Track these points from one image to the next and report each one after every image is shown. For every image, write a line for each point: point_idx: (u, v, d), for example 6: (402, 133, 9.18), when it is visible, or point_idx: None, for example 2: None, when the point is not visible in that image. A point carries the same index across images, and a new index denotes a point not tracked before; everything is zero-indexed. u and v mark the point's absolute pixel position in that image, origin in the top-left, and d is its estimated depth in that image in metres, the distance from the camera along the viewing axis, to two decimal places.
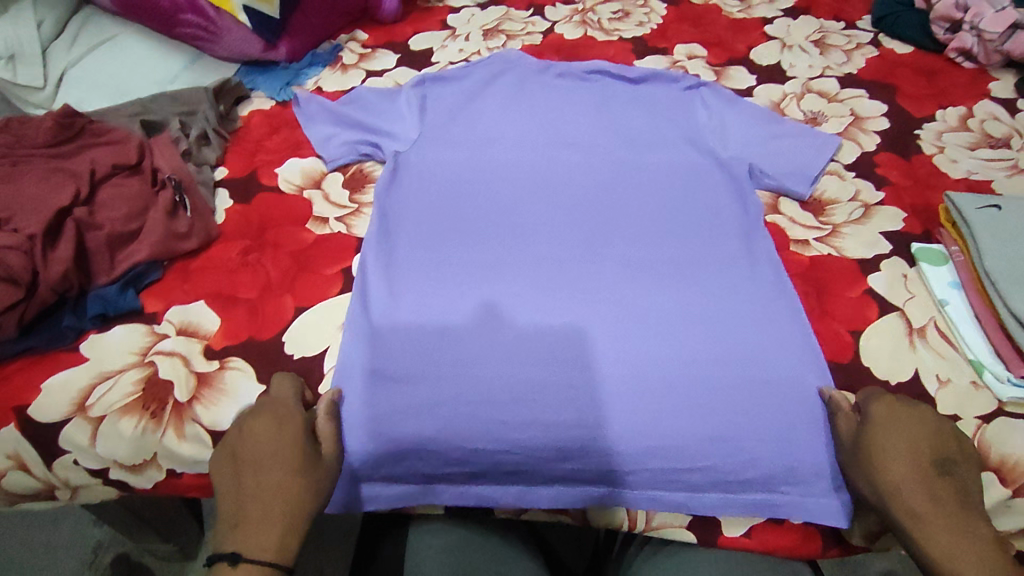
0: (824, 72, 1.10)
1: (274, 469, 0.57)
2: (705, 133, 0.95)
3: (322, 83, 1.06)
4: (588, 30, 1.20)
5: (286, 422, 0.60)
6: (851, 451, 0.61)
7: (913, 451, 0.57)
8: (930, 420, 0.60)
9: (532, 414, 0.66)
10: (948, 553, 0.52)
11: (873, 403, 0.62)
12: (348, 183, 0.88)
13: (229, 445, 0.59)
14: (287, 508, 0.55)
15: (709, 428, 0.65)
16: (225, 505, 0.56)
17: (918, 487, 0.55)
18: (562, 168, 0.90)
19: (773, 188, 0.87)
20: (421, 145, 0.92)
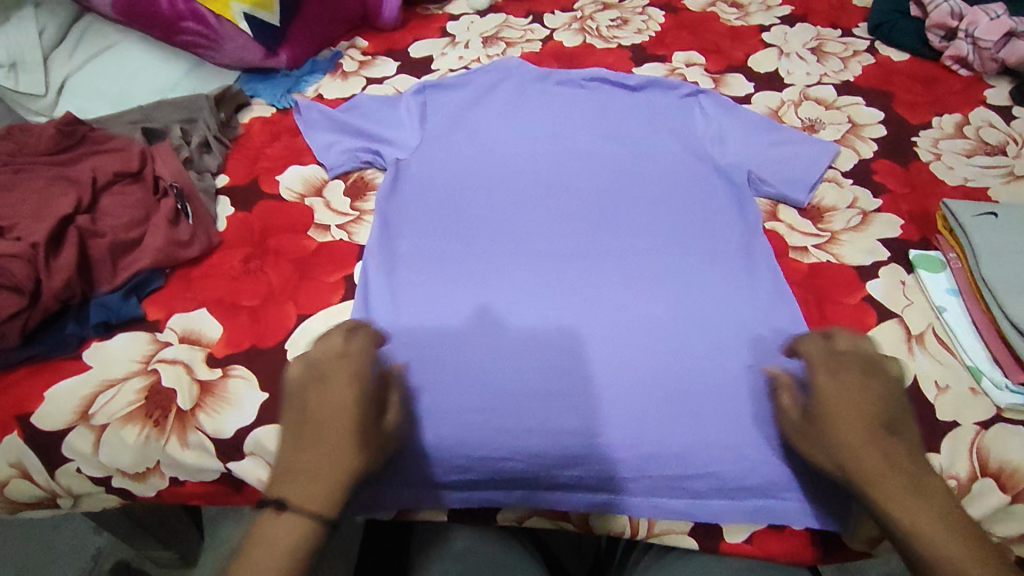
0: (821, 80, 1.11)
1: (336, 429, 0.55)
2: (704, 140, 0.96)
3: (322, 90, 1.07)
4: (587, 37, 1.21)
5: (348, 381, 0.57)
6: (796, 421, 0.61)
7: (856, 408, 0.56)
8: (870, 373, 0.59)
9: (535, 421, 0.67)
10: (898, 506, 0.52)
11: (817, 373, 0.61)
12: (349, 191, 0.88)
13: (298, 392, 0.57)
14: (335, 469, 0.54)
15: (711, 434, 0.66)
16: (283, 448, 0.56)
17: (864, 445, 0.55)
18: (563, 174, 0.91)
19: (771, 195, 0.88)
20: (423, 152, 0.92)
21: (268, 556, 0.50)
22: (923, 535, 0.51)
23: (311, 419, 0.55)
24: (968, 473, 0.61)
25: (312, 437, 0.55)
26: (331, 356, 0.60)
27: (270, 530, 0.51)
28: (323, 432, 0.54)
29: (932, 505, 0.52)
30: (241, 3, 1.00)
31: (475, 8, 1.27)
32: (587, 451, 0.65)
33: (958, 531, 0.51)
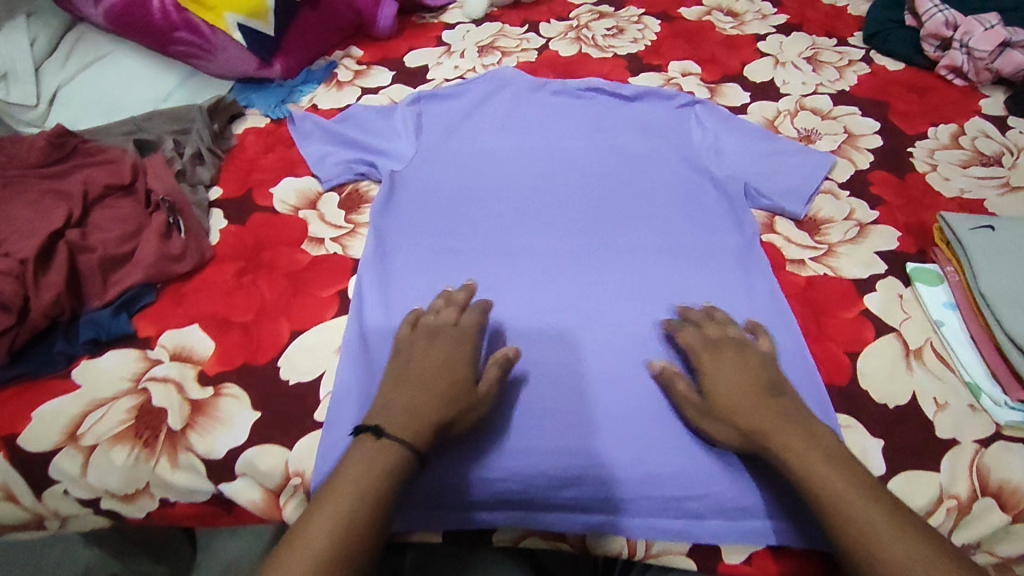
0: (817, 89, 1.11)
1: (432, 376, 0.61)
2: (700, 151, 0.96)
3: (317, 100, 1.06)
4: (583, 46, 1.21)
5: (457, 345, 0.65)
6: (699, 404, 0.64)
7: (740, 383, 0.63)
8: (743, 348, 0.66)
9: (534, 436, 0.67)
10: (793, 456, 0.56)
11: (699, 357, 0.67)
12: (343, 204, 0.88)
13: (405, 349, 0.65)
14: (432, 411, 0.58)
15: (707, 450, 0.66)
16: (380, 395, 0.61)
17: (755, 412, 0.60)
18: (559, 185, 0.91)
19: (767, 207, 0.88)
20: (417, 164, 0.92)
21: (363, 472, 0.53)
22: (822, 482, 0.54)
23: (416, 370, 0.62)
24: (968, 492, 0.60)
25: (412, 381, 0.61)
26: (442, 322, 0.67)
27: (366, 451, 0.54)
28: (432, 379, 0.61)
29: (825, 451, 0.56)
30: (234, 13, 0.99)
31: (471, 17, 1.27)
32: (586, 466, 0.65)
33: (851, 474, 0.54)
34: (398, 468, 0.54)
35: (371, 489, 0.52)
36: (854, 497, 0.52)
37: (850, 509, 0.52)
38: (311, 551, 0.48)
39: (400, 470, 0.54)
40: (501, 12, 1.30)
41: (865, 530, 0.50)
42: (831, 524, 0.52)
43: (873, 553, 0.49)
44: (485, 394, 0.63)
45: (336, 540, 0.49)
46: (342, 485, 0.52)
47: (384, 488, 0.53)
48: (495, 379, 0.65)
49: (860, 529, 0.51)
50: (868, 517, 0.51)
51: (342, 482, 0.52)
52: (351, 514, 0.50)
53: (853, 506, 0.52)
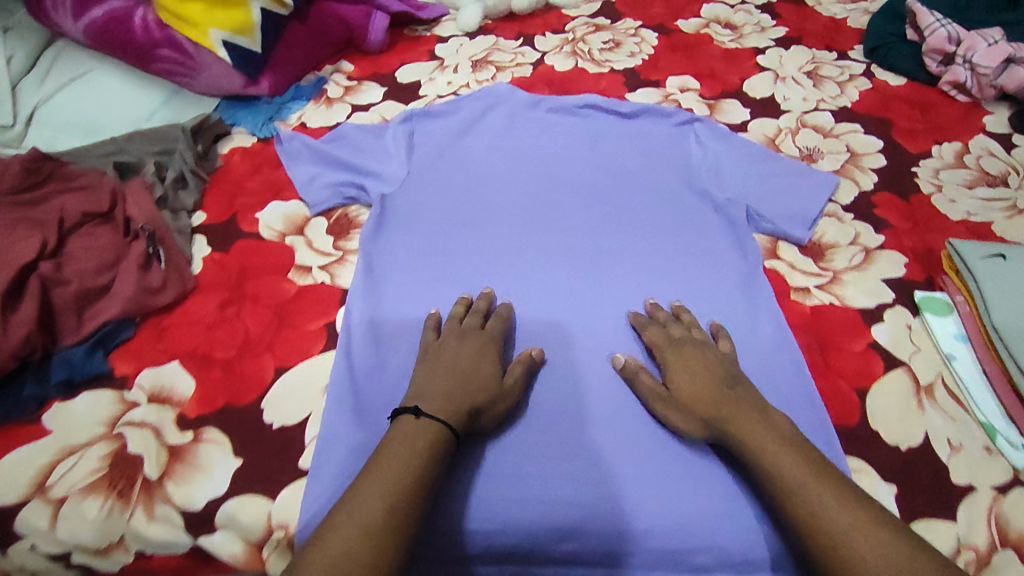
0: (818, 105, 1.09)
1: (464, 367, 0.66)
2: (700, 171, 0.93)
3: (306, 118, 1.03)
4: (579, 61, 1.18)
5: (483, 341, 0.69)
6: (664, 396, 0.67)
7: (700, 375, 0.66)
8: (703, 344, 0.69)
9: (535, 466, 0.66)
10: (748, 438, 0.59)
11: (663, 352, 0.70)
12: (332, 229, 0.84)
13: (434, 344, 0.69)
14: (466, 398, 0.63)
15: (709, 482, 0.64)
16: (413, 383, 0.65)
17: (714, 402, 0.63)
18: (555, 208, 0.88)
19: (770, 232, 0.85)
20: (408, 187, 0.89)
21: (408, 447, 0.57)
22: (775, 462, 0.57)
23: (448, 361, 0.66)
24: (987, 543, 0.57)
25: (445, 371, 0.65)
26: (468, 325, 0.71)
27: (409, 429, 0.58)
28: (467, 369, 0.66)
29: (778, 434, 0.59)
30: (219, 29, 0.96)
31: (465, 30, 1.24)
32: (588, 493, 0.64)
33: (804, 457, 0.57)
34: (438, 445, 0.58)
35: (415, 461, 0.56)
36: (803, 475, 0.55)
37: (799, 485, 0.55)
38: (368, 512, 0.52)
39: (439, 447, 0.58)
40: (495, 24, 1.27)
41: (812, 504, 0.53)
42: (782, 501, 0.55)
43: (817, 525, 0.52)
44: (510, 388, 0.68)
45: (388, 504, 0.53)
46: (390, 458, 0.56)
47: (426, 462, 0.57)
48: (519, 377, 0.69)
49: (808, 504, 0.53)
50: (813, 491, 0.54)
51: (388, 454, 0.56)
52: (399, 481, 0.54)
53: (799, 481, 0.55)
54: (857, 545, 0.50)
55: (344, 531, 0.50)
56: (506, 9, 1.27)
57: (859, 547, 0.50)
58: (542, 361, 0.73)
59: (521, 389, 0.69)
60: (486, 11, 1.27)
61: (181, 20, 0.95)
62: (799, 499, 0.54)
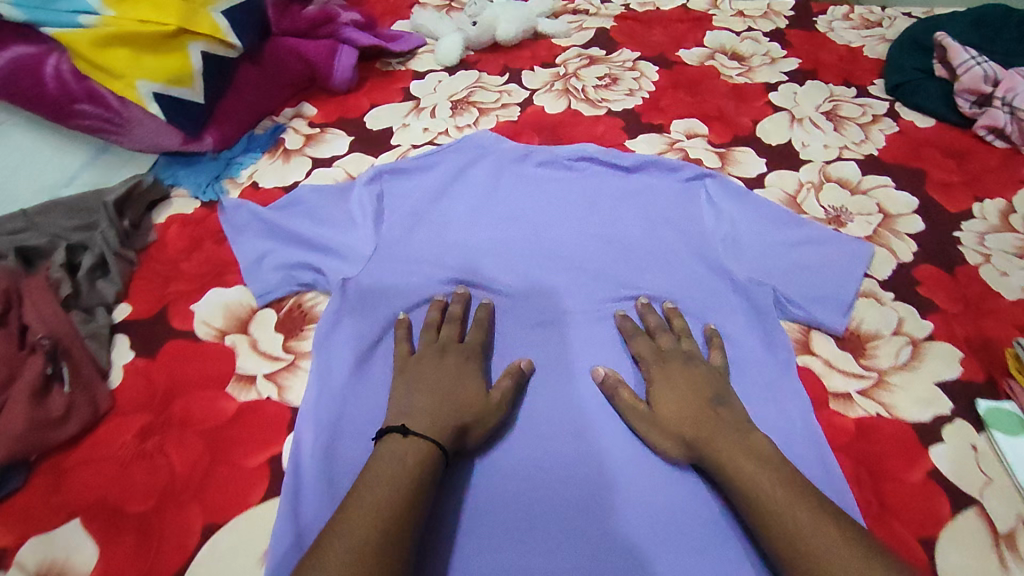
0: (841, 153, 0.97)
1: (450, 383, 0.64)
2: (716, 237, 0.81)
3: (259, 175, 0.89)
4: (572, 100, 1.05)
5: (464, 361, 0.67)
6: (645, 414, 0.66)
7: (685, 395, 0.64)
8: (690, 359, 0.68)
9: (536, 490, 0.64)
10: (725, 460, 0.58)
11: (647, 366, 0.69)
12: (283, 324, 0.70)
13: (411, 360, 0.66)
14: (450, 413, 0.61)
15: (702, 527, 0.62)
16: (397, 403, 0.62)
17: (695, 425, 0.62)
18: (551, 291, 0.78)
19: (802, 321, 0.74)
20: (375, 265, 0.76)
21: (398, 465, 0.55)
22: (753, 482, 0.56)
23: (432, 376, 0.64)
24: None
25: (430, 389, 0.63)
26: (446, 338, 0.69)
27: (398, 448, 0.56)
28: (453, 386, 0.64)
29: (758, 458, 0.58)
30: (148, 81, 0.83)
31: (443, 65, 1.10)
32: (584, 515, 0.63)
33: (781, 480, 0.56)
34: (429, 462, 0.56)
35: (406, 479, 0.54)
36: (777, 493, 0.54)
37: (774, 504, 0.54)
38: (365, 526, 0.50)
39: (431, 463, 0.56)
40: (478, 56, 1.14)
41: (790, 519, 0.52)
42: (757, 518, 0.55)
43: (792, 542, 0.51)
44: (499, 402, 0.66)
45: (382, 522, 0.51)
46: (381, 475, 0.54)
47: (415, 479, 0.55)
48: (509, 388, 0.67)
49: (786, 522, 0.52)
50: (788, 510, 0.53)
51: (378, 478, 0.54)
52: (395, 501, 0.52)
53: (772, 501, 0.54)
54: (832, 561, 0.49)
55: (340, 551, 0.48)
56: (490, 39, 1.14)
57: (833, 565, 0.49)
58: (531, 372, 0.71)
59: (511, 403, 0.68)
60: (468, 42, 1.13)
61: (104, 71, 0.82)
62: (775, 519, 0.53)
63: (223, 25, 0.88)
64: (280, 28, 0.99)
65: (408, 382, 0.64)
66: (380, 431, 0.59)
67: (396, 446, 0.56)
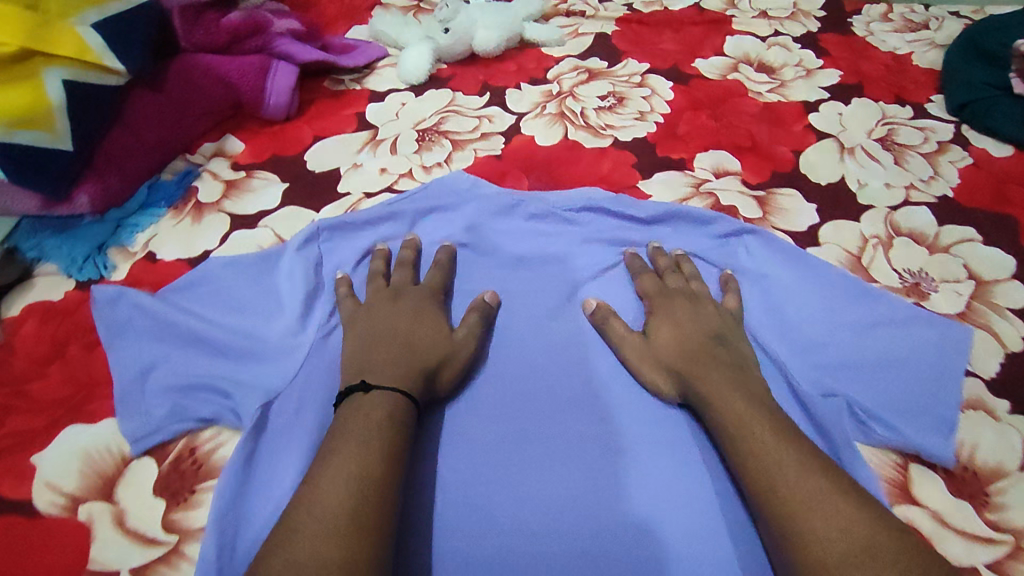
0: (909, 195, 0.77)
1: (409, 334, 0.57)
2: (758, 321, 0.64)
3: (159, 240, 0.68)
4: (569, 128, 0.83)
5: (424, 309, 0.60)
6: (638, 344, 0.60)
7: (686, 328, 0.59)
8: (697, 299, 0.62)
9: (521, 438, 0.57)
10: (718, 395, 0.53)
11: (649, 295, 0.63)
12: (166, 483, 0.49)
13: (360, 310, 0.59)
14: (409, 360, 0.55)
15: (688, 488, 0.54)
16: (350, 361, 0.55)
17: (690, 356, 0.57)
18: (545, 403, 0.59)
19: (891, 446, 0.55)
20: (305, 382, 0.56)
21: (362, 424, 0.48)
22: (738, 424, 0.50)
23: (392, 326, 0.58)
24: None
25: (386, 340, 0.56)
26: (398, 283, 0.62)
27: (362, 405, 0.50)
28: (416, 330, 0.58)
29: (749, 397, 0.52)
30: None
31: (408, 82, 0.88)
32: (571, 454, 0.56)
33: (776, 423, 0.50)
34: (400, 414, 0.50)
35: (376, 438, 0.47)
36: (766, 435, 0.49)
37: (758, 449, 0.48)
38: (342, 486, 0.43)
39: (397, 420, 0.49)
40: (451, 71, 0.92)
41: (774, 461, 0.47)
42: (739, 458, 0.49)
43: (772, 489, 0.46)
44: (464, 339, 0.60)
45: (357, 483, 0.44)
46: (351, 436, 0.47)
47: (390, 437, 0.48)
48: (474, 325, 0.61)
49: (766, 465, 0.47)
50: (773, 456, 0.47)
51: (343, 439, 0.47)
52: (370, 460, 0.46)
53: (760, 441, 0.49)
54: (808, 516, 0.43)
55: (313, 523, 0.41)
56: (466, 49, 0.92)
57: (811, 517, 0.43)
58: (498, 307, 0.64)
59: (478, 341, 0.61)
60: (439, 52, 0.91)
61: None
62: (757, 464, 0.48)
63: (96, 46, 0.67)
64: (191, 43, 0.77)
65: (368, 328, 0.58)
66: (337, 397, 0.52)
67: (360, 405, 0.50)
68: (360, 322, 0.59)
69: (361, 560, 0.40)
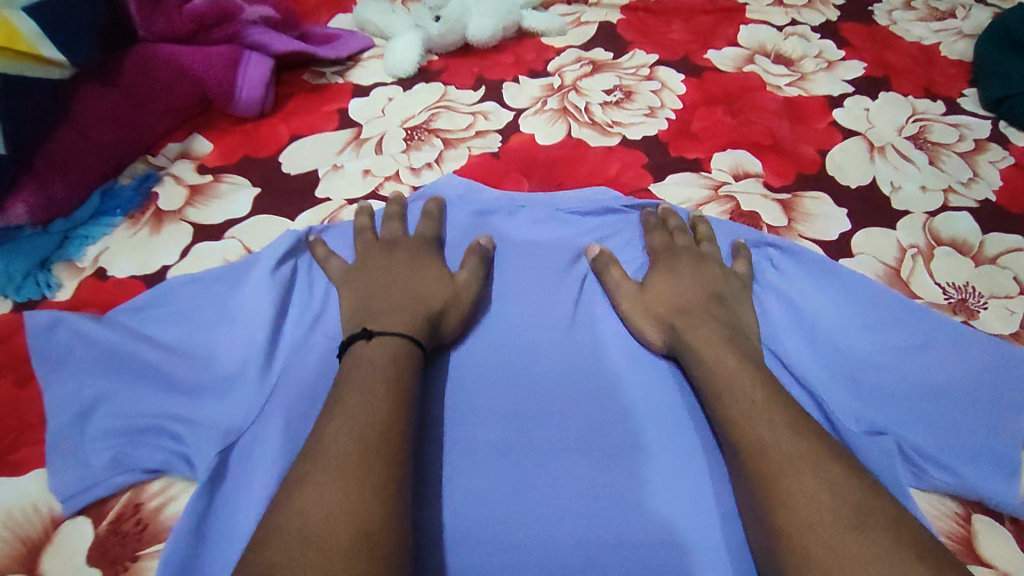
0: (948, 199, 0.69)
1: (411, 285, 0.54)
2: (789, 343, 0.55)
3: (111, 255, 0.61)
4: (572, 124, 0.76)
5: (424, 255, 0.57)
6: (633, 293, 0.57)
7: (685, 285, 0.56)
8: (703, 259, 0.58)
9: (522, 421, 0.52)
10: (708, 349, 0.50)
11: (658, 250, 0.60)
12: (103, 548, 0.44)
13: (358, 263, 0.56)
14: (414, 307, 0.52)
15: (677, 456, 0.50)
16: (350, 316, 0.52)
17: (685, 309, 0.54)
18: (547, 425, 0.52)
19: (949, 492, 0.48)
20: (267, 424, 0.48)
21: (367, 371, 0.46)
22: (730, 382, 0.47)
23: (392, 275, 0.55)
24: None
25: (385, 292, 0.53)
26: (391, 234, 0.59)
27: (366, 352, 0.47)
28: (416, 276, 0.55)
29: (743, 353, 0.49)
30: None
31: (396, 76, 0.80)
32: (560, 410, 0.52)
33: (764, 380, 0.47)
34: (403, 359, 0.47)
35: (381, 387, 0.44)
36: (755, 393, 0.45)
37: (750, 406, 0.45)
38: (344, 437, 0.41)
39: (403, 365, 0.47)
40: (442, 63, 0.83)
41: (766, 419, 0.44)
42: (720, 411, 0.46)
43: (756, 448, 0.43)
44: (466, 282, 0.56)
45: (360, 432, 0.41)
46: (357, 383, 0.45)
47: (395, 383, 0.45)
48: (475, 269, 0.58)
49: (751, 426, 0.44)
50: (763, 414, 0.44)
51: (353, 383, 0.45)
52: (389, 404, 0.44)
53: (746, 398, 0.45)
54: (791, 480, 0.40)
55: (321, 471, 0.39)
56: (459, 39, 0.84)
57: (794, 482, 0.40)
58: (493, 250, 0.61)
59: (483, 285, 0.58)
60: (429, 42, 0.83)
61: None
62: (744, 423, 0.44)
63: (28, 33, 0.60)
64: (150, 32, 0.69)
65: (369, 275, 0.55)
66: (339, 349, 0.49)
67: (362, 352, 0.47)
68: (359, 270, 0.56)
69: (368, 511, 0.38)
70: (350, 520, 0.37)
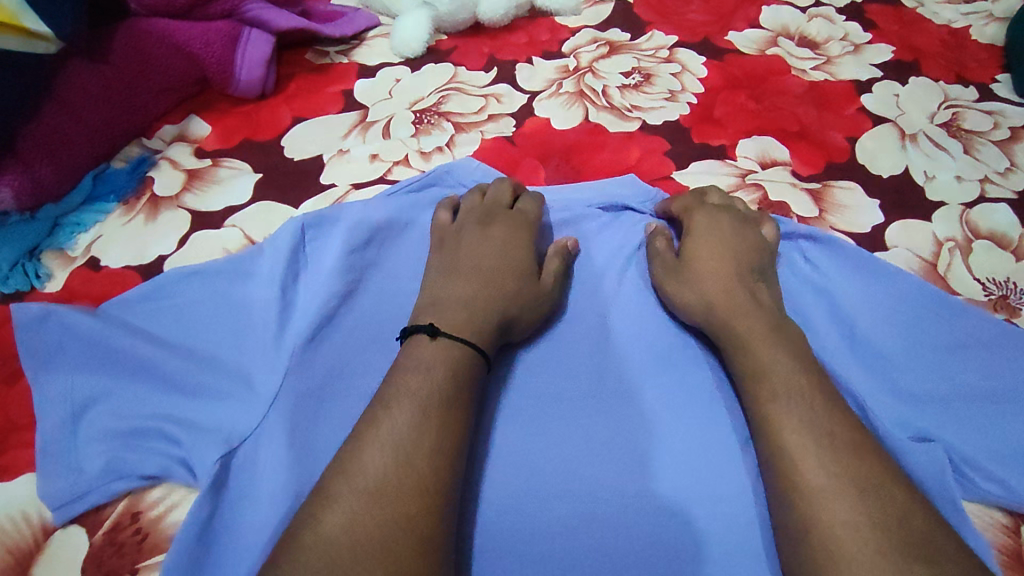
0: (983, 189, 0.66)
1: (486, 273, 0.51)
2: (825, 338, 0.53)
3: (104, 243, 0.57)
4: (590, 108, 0.72)
5: (511, 245, 0.54)
6: (671, 263, 0.54)
7: (727, 258, 0.53)
8: (745, 223, 0.56)
9: (553, 419, 0.49)
10: (749, 331, 0.47)
11: (694, 218, 0.56)
12: (101, 558, 0.42)
13: (449, 242, 0.54)
14: (488, 302, 0.49)
15: (704, 452, 0.47)
16: (429, 287, 0.51)
17: (725, 285, 0.51)
18: (570, 436, 0.48)
19: (998, 503, 0.47)
20: (274, 429, 0.45)
21: (418, 379, 0.42)
22: (784, 379, 0.44)
23: (475, 265, 0.52)
24: None
25: (469, 273, 0.51)
26: (493, 202, 0.57)
27: (421, 354, 0.44)
28: (490, 267, 0.52)
29: (786, 342, 0.46)
30: None
31: (403, 55, 0.76)
32: (588, 399, 0.50)
33: (811, 376, 0.44)
34: (466, 375, 0.43)
35: (428, 398, 0.41)
36: (812, 399, 0.42)
37: (809, 412, 0.42)
38: (382, 451, 0.38)
39: (463, 375, 0.43)
40: (452, 42, 0.79)
41: (825, 432, 0.41)
42: (756, 407, 0.44)
43: (800, 464, 0.40)
44: (552, 286, 0.53)
45: (404, 456, 0.38)
46: (401, 394, 0.41)
47: (449, 398, 0.42)
48: (558, 272, 0.54)
49: (801, 439, 0.41)
50: (823, 428, 0.41)
51: (398, 393, 0.41)
52: (420, 416, 0.40)
53: (785, 403, 0.43)
54: (832, 502, 0.38)
55: (353, 493, 0.36)
56: (469, 17, 0.79)
57: (832, 513, 0.37)
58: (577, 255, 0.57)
59: (562, 290, 0.54)
60: (437, 21, 0.79)
61: None
62: (793, 436, 0.41)
63: (11, 5, 0.56)
64: (142, 6, 0.66)
65: (448, 257, 0.53)
66: (403, 329, 0.47)
67: (424, 349, 0.44)
68: (441, 255, 0.53)
69: (401, 540, 0.35)
70: (382, 551, 0.34)
